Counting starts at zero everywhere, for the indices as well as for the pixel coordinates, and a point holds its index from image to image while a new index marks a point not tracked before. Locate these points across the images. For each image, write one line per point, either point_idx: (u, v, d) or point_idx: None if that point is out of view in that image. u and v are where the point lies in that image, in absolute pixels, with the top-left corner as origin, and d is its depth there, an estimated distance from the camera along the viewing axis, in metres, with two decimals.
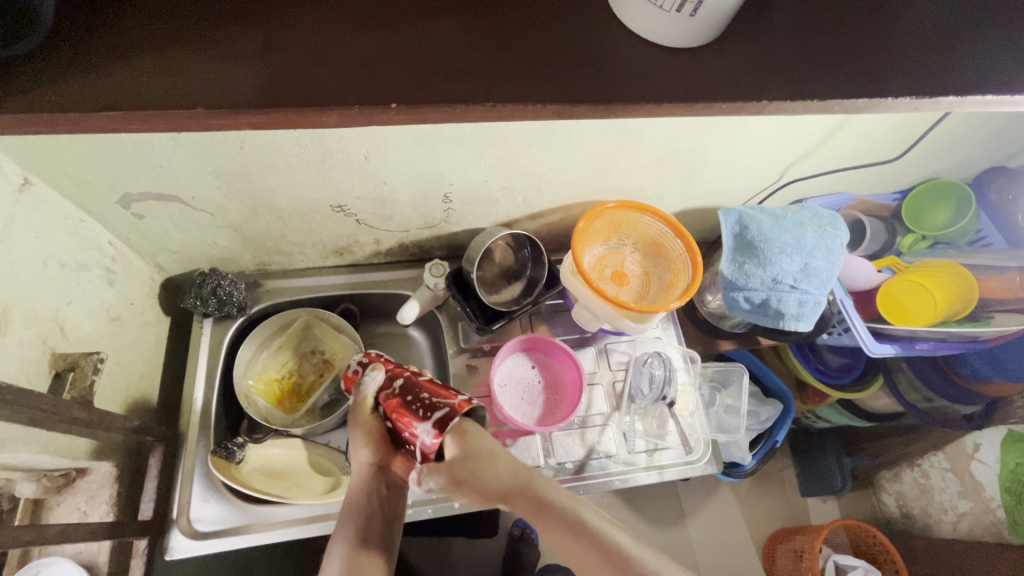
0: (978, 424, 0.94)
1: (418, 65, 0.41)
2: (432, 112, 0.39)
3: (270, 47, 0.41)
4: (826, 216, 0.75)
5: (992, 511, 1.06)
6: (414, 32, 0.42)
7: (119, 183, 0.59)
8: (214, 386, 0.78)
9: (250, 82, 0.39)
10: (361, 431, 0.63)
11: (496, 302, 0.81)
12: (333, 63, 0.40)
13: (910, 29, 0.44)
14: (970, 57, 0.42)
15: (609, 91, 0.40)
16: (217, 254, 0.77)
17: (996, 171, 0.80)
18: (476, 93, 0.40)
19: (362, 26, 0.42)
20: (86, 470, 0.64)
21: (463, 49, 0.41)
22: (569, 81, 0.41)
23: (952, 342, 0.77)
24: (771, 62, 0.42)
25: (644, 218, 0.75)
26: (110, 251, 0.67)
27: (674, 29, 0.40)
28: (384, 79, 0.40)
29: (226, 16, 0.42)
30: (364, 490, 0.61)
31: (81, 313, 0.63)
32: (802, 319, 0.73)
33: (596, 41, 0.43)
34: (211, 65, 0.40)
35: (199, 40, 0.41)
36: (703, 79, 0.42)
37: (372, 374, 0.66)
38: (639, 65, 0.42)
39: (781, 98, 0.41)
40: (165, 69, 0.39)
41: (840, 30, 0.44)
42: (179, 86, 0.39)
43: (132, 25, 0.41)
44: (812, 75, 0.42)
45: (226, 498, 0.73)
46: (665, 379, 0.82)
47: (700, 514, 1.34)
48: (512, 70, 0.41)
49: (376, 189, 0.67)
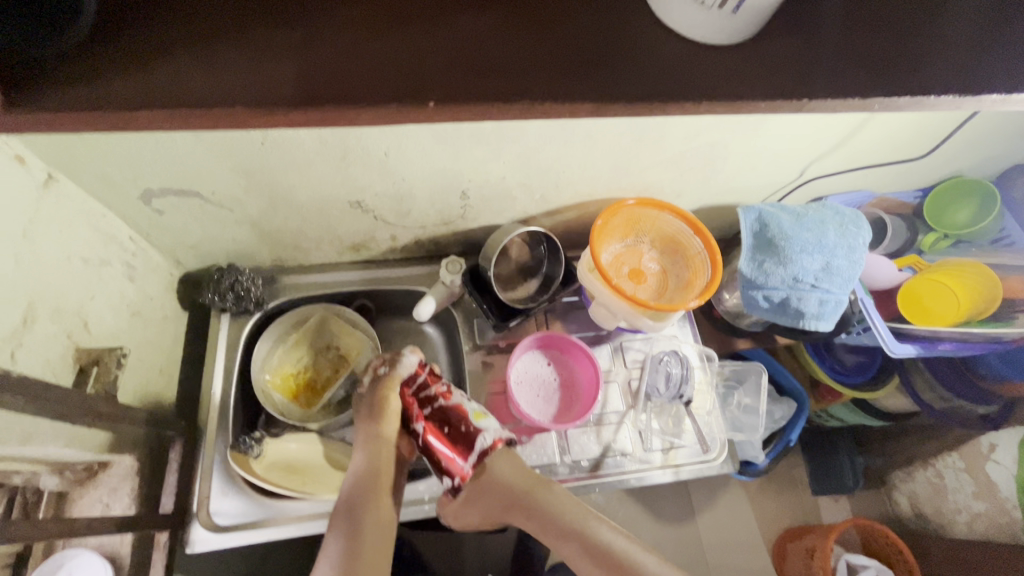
0: (994, 424, 0.95)
1: (450, 62, 0.40)
2: (464, 110, 0.39)
3: (303, 44, 0.40)
4: (848, 215, 0.74)
5: (1008, 512, 1.05)
6: (446, 28, 0.42)
7: (141, 178, 0.59)
8: (231, 381, 0.78)
9: (283, 80, 0.39)
10: (376, 409, 0.73)
11: (512, 299, 0.81)
12: (364, 61, 0.40)
13: (949, 24, 0.43)
14: (1013, 53, 0.42)
15: (643, 89, 0.40)
16: (235, 249, 0.78)
17: (1020, 169, 0.79)
18: (509, 92, 0.39)
19: (392, 24, 0.42)
20: (110, 463, 0.64)
21: (494, 46, 0.41)
22: (605, 81, 0.40)
23: (975, 342, 0.76)
24: (809, 59, 0.42)
25: (662, 215, 0.74)
26: (131, 246, 0.68)
27: (716, 25, 0.40)
28: (415, 77, 0.40)
29: (257, 14, 0.41)
30: (371, 462, 0.69)
31: (103, 308, 0.64)
32: (821, 319, 0.72)
33: (630, 37, 0.42)
34: (240, 62, 0.39)
35: (232, 38, 0.40)
36: (741, 78, 0.41)
37: (410, 362, 0.75)
38: (675, 63, 0.41)
39: (823, 95, 0.40)
40: (198, 67, 0.39)
41: (879, 27, 0.43)
42: (210, 84, 0.39)
43: (163, 21, 0.41)
44: (852, 71, 0.41)
45: (244, 492, 0.73)
46: (683, 377, 0.81)
47: (710, 512, 1.34)
48: (548, 67, 0.40)
49: (395, 186, 0.67)
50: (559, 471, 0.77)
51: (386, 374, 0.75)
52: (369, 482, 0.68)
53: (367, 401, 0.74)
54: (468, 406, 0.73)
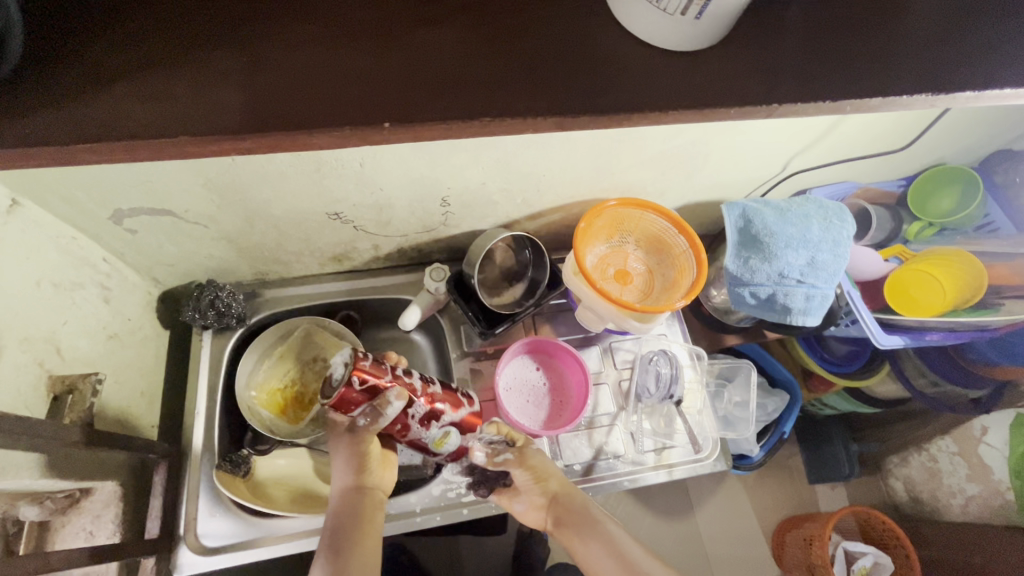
0: (984, 407, 0.96)
1: (408, 77, 0.39)
2: (421, 127, 0.38)
3: (253, 67, 0.39)
4: (831, 208, 0.73)
5: (1001, 494, 1.06)
6: (403, 44, 0.40)
7: (110, 200, 0.58)
8: (215, 399, 0.77)
9: (233, 107, 0.38)
10: (358, 456, 0.65)
11: (498, 305, 0.80)
12: (318, 81, 0.39)
13: (914, 22, 0.43)
14: (983, 49, 0.41)
15: (606, 99, 0.39)
16: (214, 265, 0.76)
17: (1002, 155, 0.80)
18: (470, 107, 0.38)
19: (346, 40, 0.40)
20: (92, 489, 0.63)
21: (452, 59, 0.40)
22: (565, 92, 0.39)
23: (962, 331, 0.77)
24: (775, 62, 0.41)
25: (646, 214, 0.74)
26: (104, 267, 0.66)
27: (677, 31, 0.39)
28: (370, 96, 0.39)
29: (203, 38, 0.40)
30: (353, 507, 0.65)
31: (77, 333, 0.62)
32: (808, 314, 0.72)
33: (592, 45, 0.41)
34: (189, 88, 0.38)
35: (179, 63, 0.39)
36: (707, 86, 0.40)
37: (396, 408, 0.60)
38: (636, 70, 0.40)
39: (790, 100, 0.39)
40: (142, 97, 0.38)
41: (844, 26, 0.42)
42: (155, 113, 0.37)
43: (106, 47, 0.39)
44: (816, 73, 0.40)
45: (233, 512, 0.72)
46: (672, 377, 0.80)
47: (708, 506, 1.34)
48: (504, 81, 0.39)
49: (373, 196, 0.66)
50: None
51: (366, 426, 0.62)
52: (354, 519, 0.64)
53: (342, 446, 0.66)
54: (432, 432, 0.66)
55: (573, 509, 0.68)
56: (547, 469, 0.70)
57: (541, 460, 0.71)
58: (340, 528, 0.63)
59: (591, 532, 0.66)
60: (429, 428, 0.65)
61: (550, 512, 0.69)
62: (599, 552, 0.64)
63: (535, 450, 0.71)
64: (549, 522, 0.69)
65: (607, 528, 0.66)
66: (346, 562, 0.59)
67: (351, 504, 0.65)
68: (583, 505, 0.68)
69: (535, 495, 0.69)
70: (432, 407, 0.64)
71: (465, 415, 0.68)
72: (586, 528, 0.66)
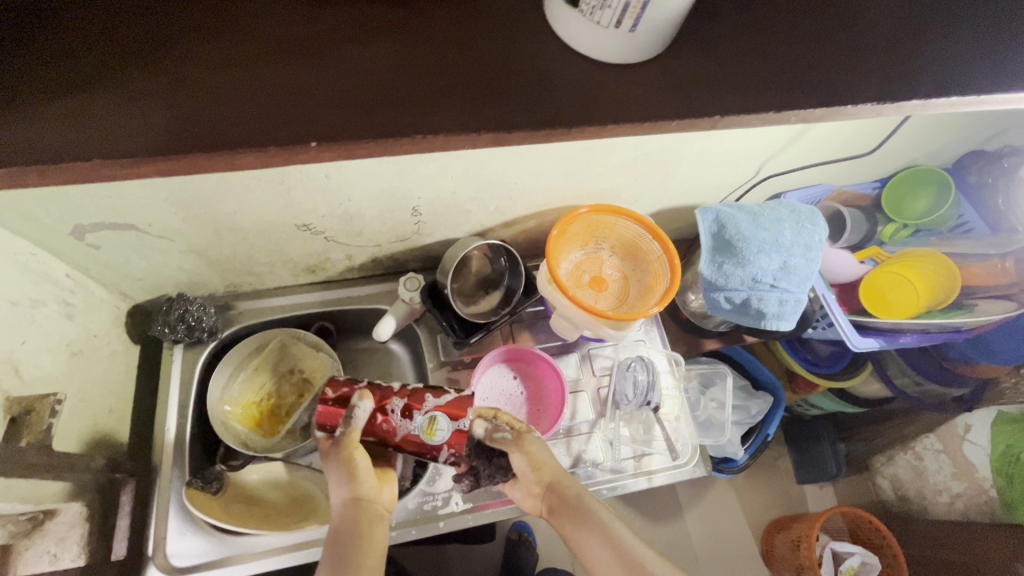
0: (967, 405, 0.96)
1: (345, 96, 0.38)
2: (353, 146, 0.37)
3: (176, 85, 0.38)
4: (804, 213, 0.73)
5: (985, 491, 1.06)
6: (337, 61, 0.40)
7: (69, 216, 0.57)
8: (187, 414, 0.76)
9: (159, 127, 0.36)
10: (347, 465, 0.62)
11: (473, 314, 0.79)
12: (254, 99, 0.38)
13: (863, 31, 0.42)
14: (930, 57, 0.41)
15: (552, 114, 0.39)
16: (184, 278, 0.75)
17: (975, 155, 0.79)
18: (407, 123, 0.38)
19: (280, 59, 0.39)
20: (56, 511, 0.62)
21: (388, 77, 0.39)
22: (509, 107, 0.39)
23: (936, 333, 0.77)
24: (720, 74, 0.41)
25: (620, 221, 0.73)
26: (68, 284, 0.65)
27: (618, 44, 0.39)
28: (302, 115, 0.38)
29: (132, 54, 0.38)
30: (351, 524, 0.58)
31: (37, 351, 0.61)
32: (782, 318, 0.72)
33: (538, 58, 0.41)
34: (108, 110, 0.37)
35: (96, 82, 0.37)
36: (653, 99, 0.40)
37: (363, 409, 0.63)
38: (580, 84, 0.40)
39: (734, 112, 0.39)
40: (52, 117, 0.36)
41: (791, 37, 0.42)
42: (65, 134, 0.35)
43: (19, 62, 0.37)
44: (761, 85, 0.40)
45: (204, 530, 0.71)
46: (649, 384, 0.80)
47: (697, 509, 1.34)
48: (442, 98, 0.39)
49: (342, 207, 0.65)
50: None
51: (342, 433, 0.64)
52: (352, 534, 0.57)
53: (332, 460, 0.63)
54: (417, 421, 0.63)
55: (568, 497, 0.61)
56: (546, 457, 0.64)
57: (540, 446, 0.64)
58: (337, 547, 0.56)
59: (585, 521, 0.58)
60: (410, 417, 0.63)
61: (545, 500, 0.62)
62: (594, 544, 0.57)
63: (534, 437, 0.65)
64: (547, 511, 0.62)
65: (602, 517, 0.59)
66: None
67: (349, 520, 0.58)
68: (578, 494, 0.61)
69: (530, 482, 0.63)
70: (409, 399, 0.64)
71: (450, 400, 0.64)
72: (580, 519, 0.59)
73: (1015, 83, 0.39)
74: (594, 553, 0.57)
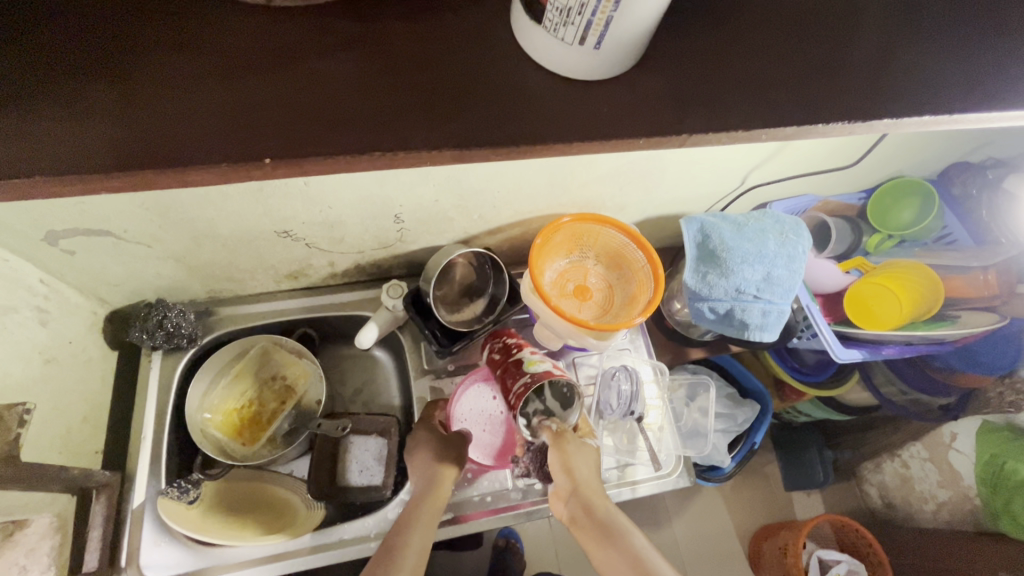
0: (952, 415, 0.94)
1: (306, 110, 0.38)
2: (312, 162, 0.37)
3: (137, 98, 0.37)
4: (787, 223, 0.74)
5: (970, 500, 1.05)
6: (304, 73, 0.39)
7: (41, 222, 0.56)
8: (165, 422, 0.75)
9: (116, 140, 0.36)
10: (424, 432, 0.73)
11: (457, 322, 0.78)
12: (216, 113, 0.37)
13: (841, 48, 0.42)
14: (904, 76, 0.41)
15: (521, 128, 0.38)
16: (163, 284, 0.74)
17: (960, 166, 0.79)
18: (374, 137, 0.37)
19: (245, 73, 0.39)
20: (27, 522, 0.62)
21: (355, 92, 0.39)
22: (479, 122, 0.38)
23: (919, 345, 0.78)
24: (692, 89, 0.41)
25: (604, 229, 0.72)
26: (42, 289, 0.64)
27: (588, 62, 0.38)
28: (267, 129, 0.37)
29: (93, 65, 0.38)
30: (421, 496, 0.68)
31: (8, 359, 0.60)
32: (765, 330, 0.72)
33: (510, 73, 0.40)
34: (62, 122, 0.36)
35: (51, 95, 0.36)
36: (624, 116, 0.40)
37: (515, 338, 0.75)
38: (551, 99, 0.40)
39: (706, 130, 0.39)
40: (2, 132, 0.35)
41: (766, 52, 0.42)
42: (13, 149, 0.35)
43: None
44: (733, 102, 0.40)
45: (179, 540, 0.70)
46: (633, 394, 0.79)
47: (684, 517, 1.33)
48: (412, 111, 0.38)
49: (323, 214, 0.65)
50: (512, 497, 0.76)
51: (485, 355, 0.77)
52: (419, 505, 0.67)
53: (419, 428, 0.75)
54: (533, 355, 0.71)
55: (596, 513, 0.63)
56: (580, 464, 0.66)
57: (584, 457, 0.67)
58: (406, 515, 0.67)
59: (611, 538, 0.61)
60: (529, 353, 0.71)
61: (573, 505, 0.65)
62: (618, 563, 0.59)
63: (580, 445, 0.68)
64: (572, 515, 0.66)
65: (631, 539, 0.61)
66: (401, 545, 0.62)
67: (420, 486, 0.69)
68: (606, 511, 0.63)
69: (565, 484, 0.66)
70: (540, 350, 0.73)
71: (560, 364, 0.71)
72: (607, 536, 0.61)
73: (990, 102, 0.39)
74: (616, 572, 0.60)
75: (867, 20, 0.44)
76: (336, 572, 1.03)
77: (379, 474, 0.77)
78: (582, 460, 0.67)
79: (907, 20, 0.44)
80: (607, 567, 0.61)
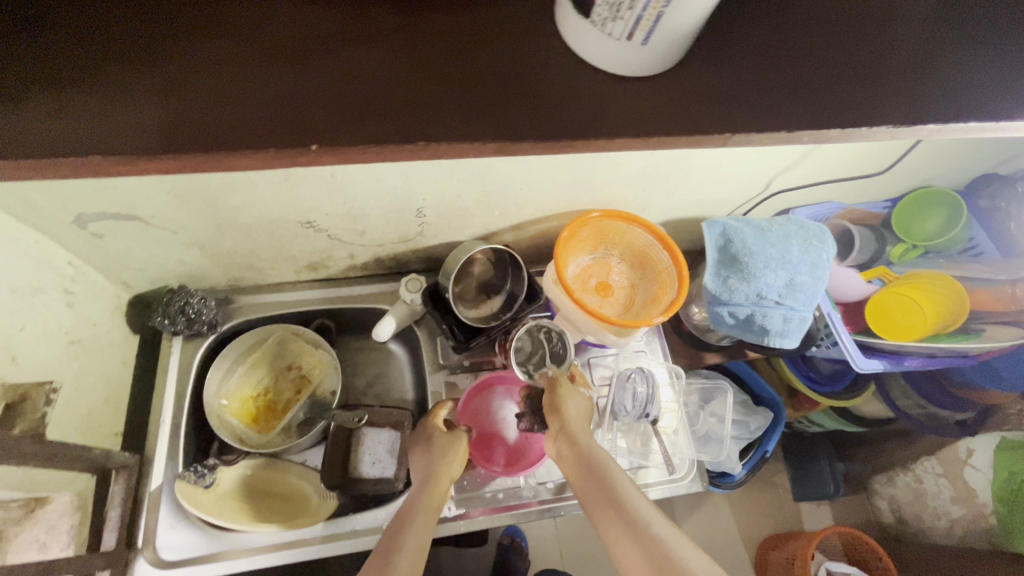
0: (970, 430, 0.93)
1: (344, 99, 0.38)
2: (351, 151, 0.37)
3: (175, 82, 0.37)
4: (812, 228, 0.73)
5: (985, 517, 1.04)
6: (343, 62, 0.39)
7: (73, 205, 0.56)
8: (183, 407, 0.75)
9: (155, 122, 0.36)
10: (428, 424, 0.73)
11: (476, 318, 0.78)
12: (255, 100, 0.38)
13: (883, 51, 0.42)
14: (949, 81, 0.40)
15: (556, 124, 0.38)
16: (185, 270, 0.75)
17: (988, 178, 0.78)
18: (410, 129, 0.38)
19: (285, 61, 0.39)
20: (47, 499, 0.62)
21: (392, 81, 0.39)
22: (515, 117, 0.38)
23: (943, 357, 0.77)
24: (730, 89, 0.40)
25: (632, 228, 0.72)
26: (70, 271, 0.65)
27: (628, 57, 0.38)
28: (304, 117, 0.37)
29: (135, 49, 0.38)
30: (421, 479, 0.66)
31: (35, 339, 0.61)
32: (787, 335, 0.71)
33: (548, 67, 0.40)
34: (103, 104, 0.36)
35: (93, 78, 0.37)
36: (661, 114, 0.39)
37: None
38: (588, 96, 0.40)
39: (746, 131, 0.38)
40: (45, 115, 0.35)
41: (807, 54, 0.42)
42: (56, 130, 0.35)
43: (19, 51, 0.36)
44: (772, 103, 0.40)
45: (194, 525, 0.71)
46: (648, 397, 0.77)
47: (691, 523, 1.33)
48: (449, 103, 0.38)
49: (346, 206, 0.65)
50: (523, 495, 0.76)
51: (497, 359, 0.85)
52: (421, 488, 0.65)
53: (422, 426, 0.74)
54: None
55: (579, 446, 0.60)
56: (569, 411, 0.64)
57: (575, 402, 0.66)
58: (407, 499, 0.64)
59: (592, 473, 0.57)
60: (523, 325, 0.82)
61: (559, 445, 0.62)
62: (602, 499, 0.55)
63: (571, 391, 0.67)
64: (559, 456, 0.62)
65: (611, 474, 0.56)
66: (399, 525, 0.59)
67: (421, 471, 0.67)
68: (587, 445, 0.60)
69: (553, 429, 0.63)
70: None
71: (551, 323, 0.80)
72: (590, 471, 0.58)
73: None
74: (602, 507, 0.55)
75: (911, 24, 0.43)
76: (343, 562, 1.03)
77: (391, 467, 0.76)
78: (570, 406, 0.65)
79: (953, 24, 0.43)
80: (593, 505, 0.56)
